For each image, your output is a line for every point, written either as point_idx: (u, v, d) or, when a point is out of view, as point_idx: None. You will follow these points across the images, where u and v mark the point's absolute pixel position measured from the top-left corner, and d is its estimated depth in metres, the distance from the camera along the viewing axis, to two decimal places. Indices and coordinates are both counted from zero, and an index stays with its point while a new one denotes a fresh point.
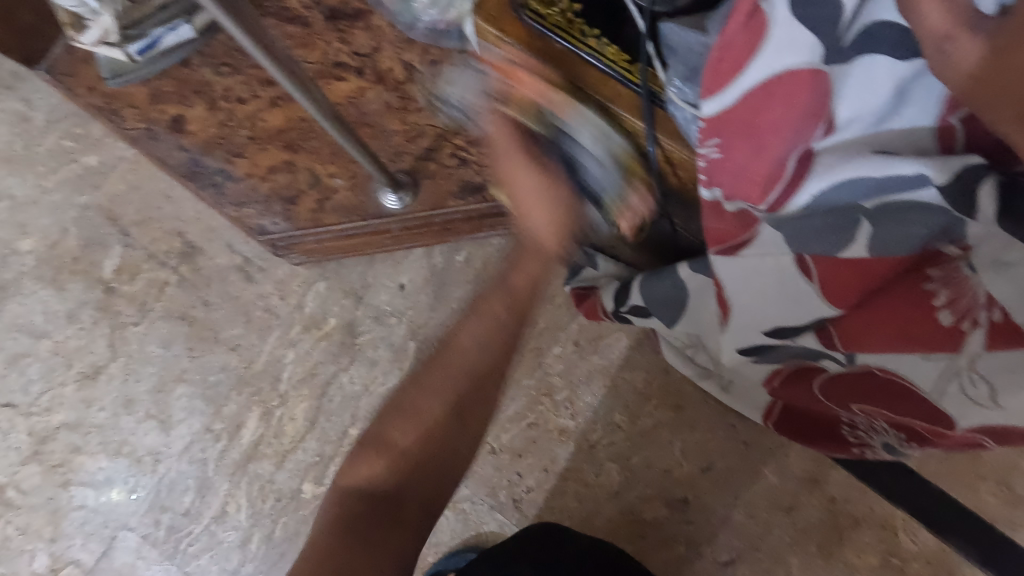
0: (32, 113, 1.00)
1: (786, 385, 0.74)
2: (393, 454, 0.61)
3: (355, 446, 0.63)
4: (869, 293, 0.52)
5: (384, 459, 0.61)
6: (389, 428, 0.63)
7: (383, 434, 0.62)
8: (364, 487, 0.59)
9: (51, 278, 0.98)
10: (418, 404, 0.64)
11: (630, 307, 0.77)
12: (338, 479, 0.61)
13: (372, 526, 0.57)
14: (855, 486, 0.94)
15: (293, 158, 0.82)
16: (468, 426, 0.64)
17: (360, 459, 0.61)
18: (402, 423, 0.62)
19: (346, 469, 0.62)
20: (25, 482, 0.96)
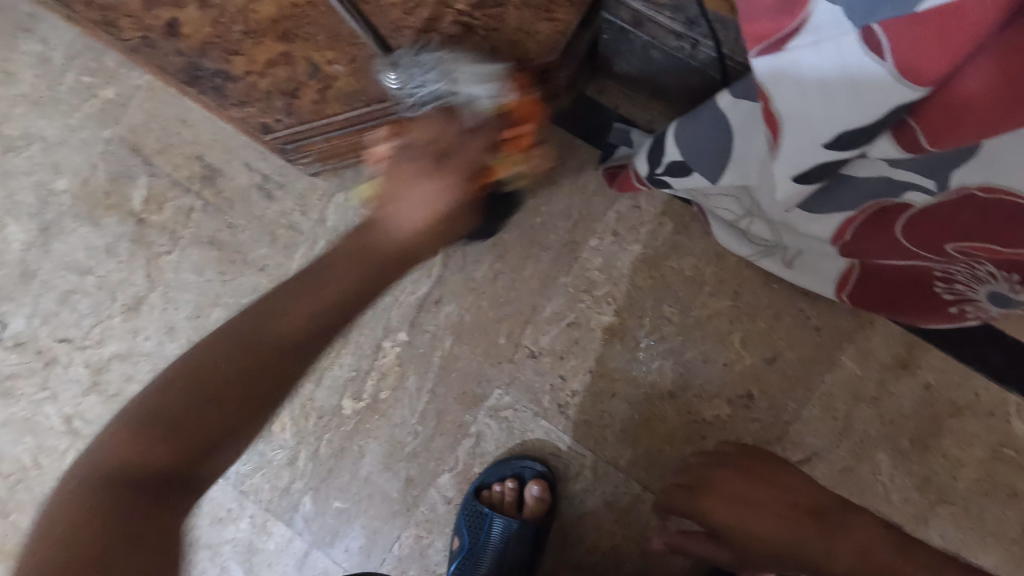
0: (51, 53, 1.00)
1: (862, 238, 0.64)
2: (131, 467, 0.52)
3: (173, 409, 0.55)
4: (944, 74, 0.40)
5: (135, 468, 0.52)
6: (153, 438, 0.53)
7: (183, 415, 0.54)
8: (124, 474, 0.51)
9: (88, 214, 0.99)
10: (117, 507, 0.50)
11: (666, 167, 0.68)
12: (123, 456, 0.52)
13: (139, 545, 0.49)
14: (955, 369, 0.81)
15: (290, 48, 0.76)
16: (261, 387, 0.58)
17: (151, 443, 0.53)
18: (151, 424, 0.54)
19: (119, 447, 0.52)
20: (89, 412, 0.99)
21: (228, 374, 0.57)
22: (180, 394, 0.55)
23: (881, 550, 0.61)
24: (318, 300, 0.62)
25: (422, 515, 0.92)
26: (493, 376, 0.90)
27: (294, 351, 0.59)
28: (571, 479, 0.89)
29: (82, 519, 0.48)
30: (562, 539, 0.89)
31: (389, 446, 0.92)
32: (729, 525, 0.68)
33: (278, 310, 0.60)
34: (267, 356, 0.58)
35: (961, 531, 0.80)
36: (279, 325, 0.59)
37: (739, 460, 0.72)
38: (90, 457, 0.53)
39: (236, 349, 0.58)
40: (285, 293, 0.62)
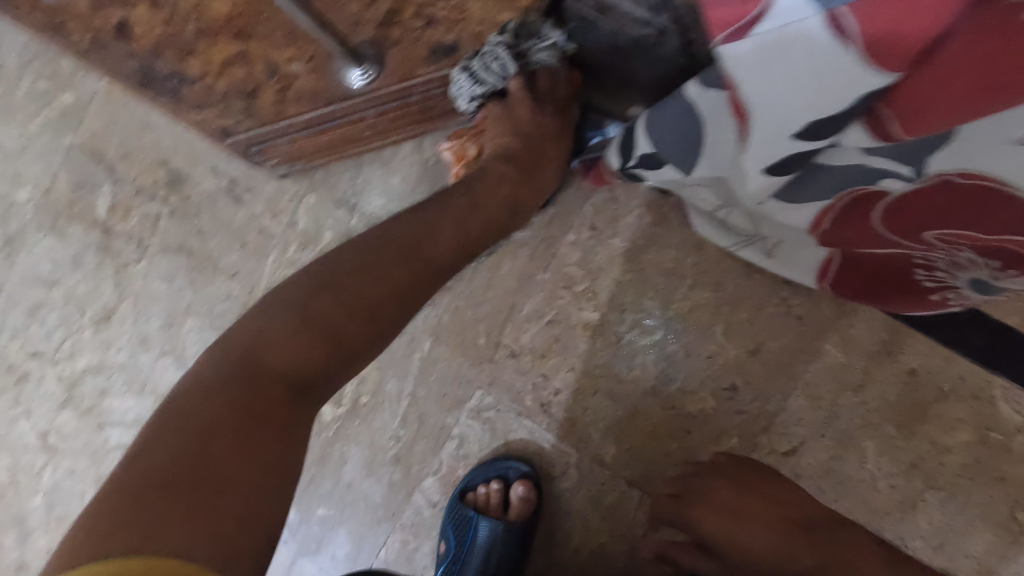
0: (4, 58, 0.97)
1: (840, 227, 0.62)
2: (255, 364, 0.54)
3: (287, 320, 0.56)
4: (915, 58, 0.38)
5: (265, 368, 0.54)
6: (291, 334, 0.56)
7: (327, 324, 0.57)
8: (264, 365, 0.54)
9: (51, 225, 0.96)
10: (252, 406, 0.52)
11: (638, 159, 0.66)
12: (259, 352, 0.55)
13: (246, 436, 0.50)
14: (941, 354, 0.80)
15: (245, 47, 0.71)
16: (376, 315, 0.60)
17: (288, 344, 0.55)
18: (308, 327, 0.56)
19: (264, 345, 0.55)
20: (63, 427, 0.97)
21: (378, 292, 0.60)
22: (287, 321, 0.56)
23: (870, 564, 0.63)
24: (408, 266, 0.63)
25: (408, 520, 0.90)
26: (473, 377, 0.88)
27: (384, 311, 0.61)
28: (557, 478, 0.87)
29: (189, 412, 0.50)
30: (550, 538, 0.88)
31: (371, 452, 0.91)
32: (716, 534, 0.68)
33: (369, 264, 0.61)
34: (394, 282, 0.62)
35: (949, 516, 0.80)
36: (363, 287, 0.60)
37: (732, 470, 0.72)
38: (216, 364, 0.54)
39: (350, 304, 0.59)
40: (383, 246, 0.63)
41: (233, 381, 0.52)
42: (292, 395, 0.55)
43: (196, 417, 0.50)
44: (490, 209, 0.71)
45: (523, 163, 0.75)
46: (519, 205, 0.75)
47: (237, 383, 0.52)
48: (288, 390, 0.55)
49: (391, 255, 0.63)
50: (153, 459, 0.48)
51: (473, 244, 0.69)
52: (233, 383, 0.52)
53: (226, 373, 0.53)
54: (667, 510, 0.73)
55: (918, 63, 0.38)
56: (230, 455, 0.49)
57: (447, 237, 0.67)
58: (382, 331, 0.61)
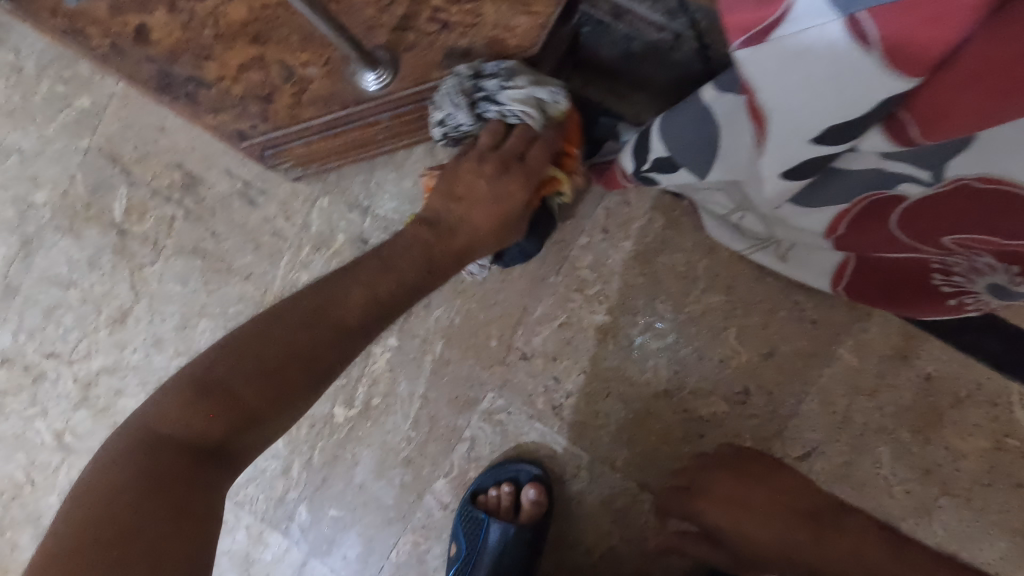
0: (23, 63, 0.98)
1: (856, 232, 0.62)
2: (153, 436, 0.50)
3: (190, 387, 0.53)
4: (932, 66, 0.38)
5: (162, 437, 0.51)
6: (190, 399, 0.53)
7: (234, 384, 0.54)
8: (164, 434, 0.51)
9: (68, 227, 0.97)
10: (151, 473, 0.48)
11: (653, 163, 0.66)
12: (154, 424, 0.51)
13: (146, 507, 0.47)
14: (956, 359, 0.79)
15: (262, 52, 0.74)
16: (291, 371, 0.57)
17: (190, 408, 0.52)
18: (209, 391, 0.53)
19: (160, 414, 0.52)
20: (78, 427, 0.98)
21: (296, 346, 0.58)
22: (184, 389, 0.53)
23: (870, 551, 0.60)
24: (313, 332, 0.59)
25: (419, 522, 0.91)
26: (485, 379, 0.89)
27: (294, 370, 0.57)
28: (568, 481, 0.87)
29: (88, 488, 0.47)
30: (561, 541, 0.88)
31: (382, 453, 0.91)
32: (721, 526, 0.68)
33: (277, 326, 0.58)
34: (314, 336, 0.59)
35: (965, 522, 0.79)
36: (271, 342, 0.57)
37: (733, 463, 0.72)
38: (109, 447, 0.50)
39: (255, 366, 0.55)
40: (293, 305, 0.60)
41: (136, 455, 0.49)
42: (200, 462, 0.51)
43: (94, 496, 0.47)
44: (419, 257, 0.65)
45: (443, 223, 0.67)
46: (436, 264, 0.66)
47: (139, 455, 0.49)
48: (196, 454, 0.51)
49: (298, 319, 0.59)
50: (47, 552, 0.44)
51: (402, 297, 0.64)
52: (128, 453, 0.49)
53: (125, 450, 0.50)
54: (674, 502, 0.73)
55: (938, 69, 0.38)
56: (126, 527, 0.45)
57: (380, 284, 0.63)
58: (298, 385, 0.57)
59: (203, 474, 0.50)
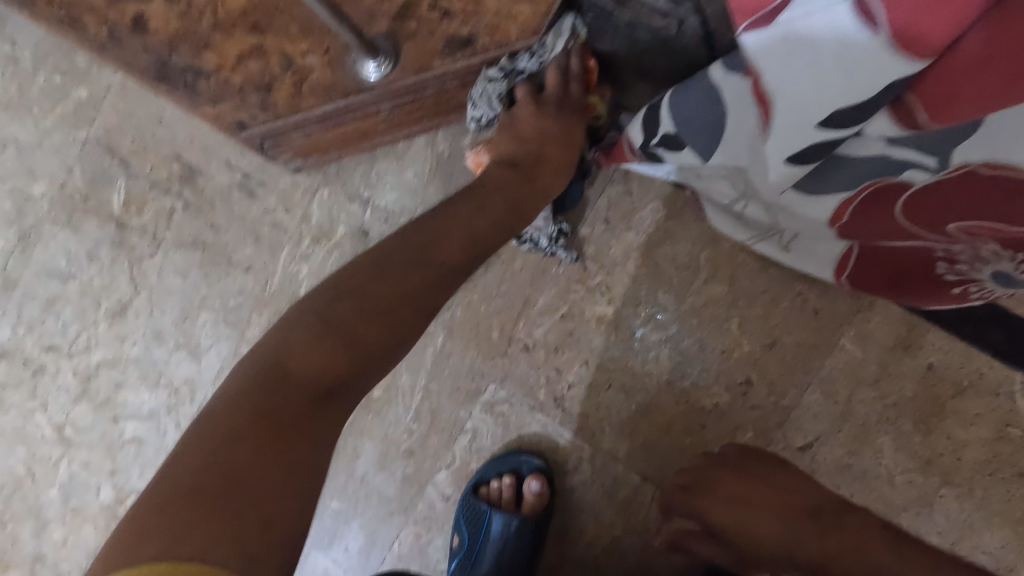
0: (19, 53, 0.97)
1: (860, 220, 0.61)
2: (283, 366, 0.50)
3: (313, 322, 0.53)
4: (936, 52, 0.38)
5: (288, 372, 0.50)
6: (309, 336, 0.51)
7: (351, 323, 0.54)
8: (292, 366, 0.50)
9: (66, 220, 0.97)
10: (281, 405, 0.48)
11: (661, 139, 0.65)
12: (281, 357, 0.50)
13: (280, 438, 0.47)
14: (958, 349, 0.79)
15: (261, 41, 0.73)
16: (405, 315, 0.57)
17: (318, 342, 0.51)
18: (331, 329, 0.53)
19: (285, 349, 0.51)
20: (79, 420, 0.97)
21: (412, 287, 0.58)
22: (310, 325, 0.52)
23: (873, 549, 0.56)
24: (422, 273, 0.59)
25: (421, 514, 0.91)
26: (487, 371, 0.88)
27: (404, 314, 0.57)
28: (570, 472, 0.87)
29: (222, 417, 0.46)
30: (563, 533, 0.88)
31: (385, 445, 0.91)
32: (726, 526, 0.66)
33: (383, 271, 0.57)
34: (427, 274, 0.59)
35: (966, 512, 0.79)
36: (392, 279, 0.57)
37: (735, 461, 0.70)
38: (233, 381, 0.49)
39: (368, 310, 0.55)
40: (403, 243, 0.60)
41: (266, 386, 0.48)
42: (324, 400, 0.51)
43: (229, 425, 0.46)
44: (508, 200, 0.67)
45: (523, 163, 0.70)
46: (522, 204, 0.68)
47: (269, 392, 0.48)
48: (318, 391, 0.50)
49: (404, 259, 0.58)
50: (182, 478, 0.43)
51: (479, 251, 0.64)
52: (257, 389, 0.48)
53: (253, 383, 0.48)
54: (676, 501, 0.70)
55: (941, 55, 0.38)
56: (264, 459, 0.45)
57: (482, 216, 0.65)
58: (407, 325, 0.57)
59: (325, 417, 0.50)
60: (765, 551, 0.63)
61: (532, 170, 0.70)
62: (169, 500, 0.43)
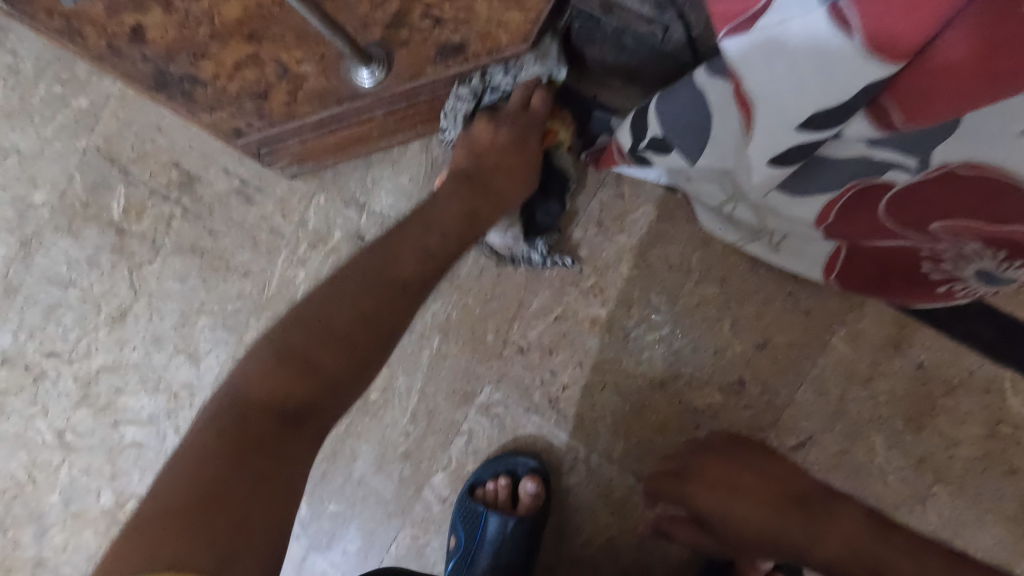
0: (20, 64, 0.99)
1: (846, 220, 0.62)
2: (244, 397, 0.52)
3: (273, 350, 0.55)
4: (910, 55, 0.39)
5: (249, 403, 0.51)
6: (269, 365, 0.53)
7: (311, 347, 0.55)
8: (252, 396, 0.52)
9: (67, 227, 0.98)
10: (244, 433, 0.50)
11: (650, 142, 0.66)
12: (240, 389, 0.52)
13: (244, 464, 0.48)
14: (948, 347, 0.80)
15: (257, 49, 0.75)
16: (366, 332, 0.58)
17: (278, 369, 0.53)
18: (290, 356, 0.54)
19: (247, 379, 0.53)
20: (79, 425, 0.98)
21: (371, 303, 0.59)
22: (267, 355, 0.54)
23: (864, 539, 0.58)
24: (378, 288, 0.60)
25: (418, 515, 0.91)
26: (482, 372, 0.89)
27: (363, 332, 0.58)
28: (566, 473, 0.88)
29: (187, 452, 0.48)
30: (559, 533, 0.88)
31: (382, 448, 0.92)
32: (712, 511, 0.65)
33: (343, 289, 0.59)
34: (388, 293, 0.61)
35: (959, 509, 0.80)
36: (350, 300, 0.59)
37: (722, 447, 0.71)
38: (200, 418, 0.51)
39: (326, 331, 0.57)
40: (360, 263, 0.62)
41: (228, 416, 0.50)
42: (289, 426, 0.52)
43: (192, 456, 0.47)
44: (463, 207, 0.69)
45: (481, 172, 0.72)
46: (479, 212, 0.70)
47: (231, 422, 0.50)
48: (281, 417, 0.52)
49: (361, 279, 0.60)
50: (149, 514, 0.45)
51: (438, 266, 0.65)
52: (219, 421, 0.50)
53: (215, 416, 0.50)
54: (665, 489, 0.70)
55: (915, 58, 0.39)
56: (229, 485, 0.46)
57: (437, 227, 0.67)
58: (373, 342, 0.58)
59: (291, 442, 0.51)
60: (751, 538, 0.63)
61: (487, 176, 0.72)
62: (137, 533, 0.44)
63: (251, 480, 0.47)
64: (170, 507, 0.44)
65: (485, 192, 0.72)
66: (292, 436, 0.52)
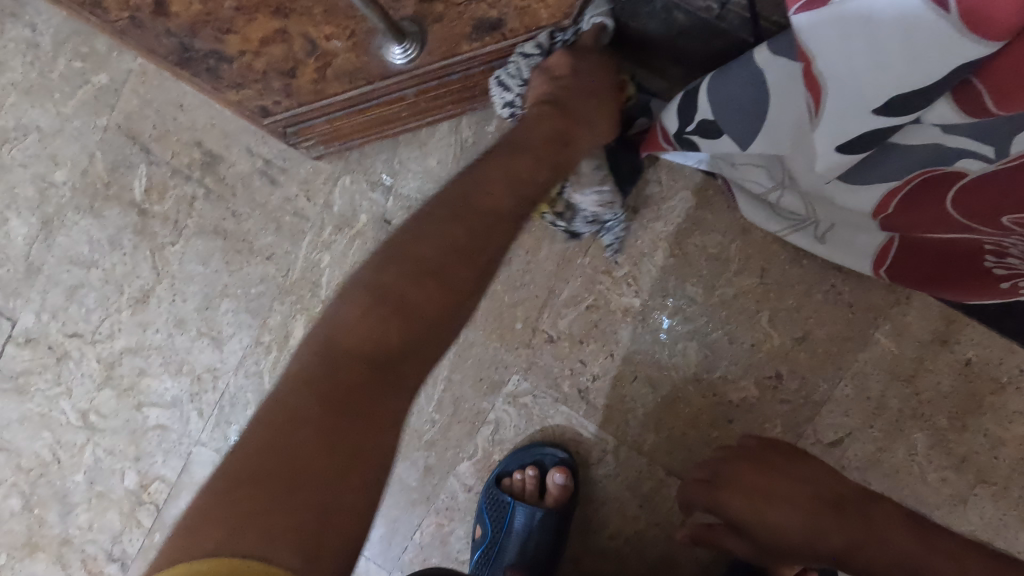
0: (39, 38, 0.96)
1: (906, 211, 0.59)
2: (333, 344, 0.50)
3: (365, 292, 0.52)
4: (1008, 35, 0.36)
5: (339, 354, 0.49)
6: (359, 312, 0.51)
7: (403, 290, 0.52)
8: (342, 344, 0.50)
9: (89, 206, 0.96)
10: (334, 390, 0.48)
11: (696, 126, 0.63)
12: (331, 334, 0.50)
13: (334, 426, 0.46)
14: (999, 344, 0.77)
15: (285, 24, 0.71)
16: (458, 274, 0.53)
17: (370, 315, 0.50)
18: (380, 300, 0.51)
19: (337, 325, 0.50)
20: (103, 406, 0.98)
21: (459, 243, 0.54)
22: (358, 300, 0.51)
23: (900, 540, 0.56)
24: (466, 223, 0.55)
25: (443, 504, 0.90)
26: (510, 361, 0.87)
27: (454, 273, 0.53)
28: (594, 465, 0.86)
29: (277, 412, 0.47)
30: (586, 525, 0.87)
31: (406, 435, 0.90)
32: (746, 518, 0.64)
33: (431, 228, 0.55)
34: (478, 228, 0.55)
35: (1001, 510, 0.77)
36: (438, 238, 0.54)
37: (756, 452, 0.67)
38: (292, 368, 0.49)
39: (416, 275, 0.52)
40: (444, 199, 0.57)
41: (317, 369, 0.49)
42: (380, 379, 0.49)
43: (283, 416, 0.46)
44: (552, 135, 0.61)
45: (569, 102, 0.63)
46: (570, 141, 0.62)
47: (319, 378, 0.48)
48: (371, 371, 0.49)
49: (447, 215, 0.55)
50: (239, 476, 0.44)
51: (528, 209, 0.59)
52: (307, 376, 0.48)
53: (305, 369, 0.49)
54: (697, 496, 0.68)
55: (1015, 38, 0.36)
56: (313, 450, 0.45)
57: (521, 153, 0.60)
58: (464, 285, 0.54)
59: (382, 397, 0.49)
60: (786, 544, 0.61)
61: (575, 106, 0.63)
62: (226, 501, 0.43)
63: (336, 446, 0.46)
64: (255, 478, 0.44)
65: (573, 130, 0.63)
66: (384, 389, 0.49)
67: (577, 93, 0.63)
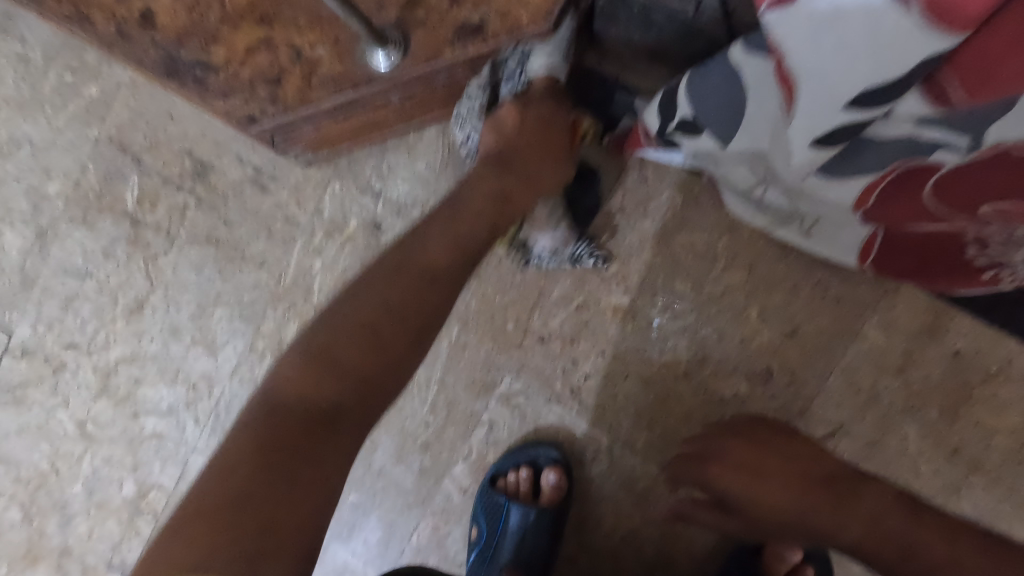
0: (29, 52, 0.97)
1: (887, 203, 0.59)
2: (278, 398, 0.52)
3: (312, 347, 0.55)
4: (975, 25, 0.36)
5: (284, 405, 0.52)
6: (303, 366, 0.53)
7: (344, 346, 0.55)
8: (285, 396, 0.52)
9: (82, 218, 0.97)
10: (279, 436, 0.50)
11: (678, 124, 0.63)
12: (276, 388, 0.53)
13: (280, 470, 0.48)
14: (988, 334, 0.77)
15: (270, 33, 0.72)
16: (399, 329, 0.57)
17: (312, 370, 0.53)
18: (324, 355, 0.54)
19: (283, 377, 0.53)
20: (100, 416, 0.99)
21: (399, 300, 0.58)
22: (300, 357, 0.54)
23: (898, 520, 0.56)
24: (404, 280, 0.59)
25: (439, 506, 0.91)
26: (502, 362, 0.88)
27: (395, 328, 0.57)
28: (588, 463, 0.87)
29: (226, 459, 0.48)
30: (581, 524, 0.88)
31: (401, 438, 0.91)
32: (735, 493, 0.62)
33: (373, 288, 0.58)
34: (416, 285, 0.59)
35: (994, 500, 0.78)
36: (379, 296, 0.58)
37: (745, 430, 0.67)
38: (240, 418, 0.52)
39: (358, 331, 0.56)
40: (386, 258, 0.61)
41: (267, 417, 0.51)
42: (328, 426, 0.52)
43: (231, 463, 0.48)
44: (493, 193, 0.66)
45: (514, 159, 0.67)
46: (511, 196, 0.67)
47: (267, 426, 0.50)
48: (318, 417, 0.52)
49: (387, 274, 0.59)
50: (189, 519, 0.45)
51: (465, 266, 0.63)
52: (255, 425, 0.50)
53: (252, 417, 0.51)
54: (682, 471, 0.67)
55: (982, 27, 0.36)
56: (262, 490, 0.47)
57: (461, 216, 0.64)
58: (405, 339, 0.57)
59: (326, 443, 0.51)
60: (773, 518, 0.60)
61: (519, 160, 0.67)
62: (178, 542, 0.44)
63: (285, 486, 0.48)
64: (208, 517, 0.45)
65: (516, 185, 0.67)
66: (331, 434, 0.52)
67: (521, 146, 0.67)
